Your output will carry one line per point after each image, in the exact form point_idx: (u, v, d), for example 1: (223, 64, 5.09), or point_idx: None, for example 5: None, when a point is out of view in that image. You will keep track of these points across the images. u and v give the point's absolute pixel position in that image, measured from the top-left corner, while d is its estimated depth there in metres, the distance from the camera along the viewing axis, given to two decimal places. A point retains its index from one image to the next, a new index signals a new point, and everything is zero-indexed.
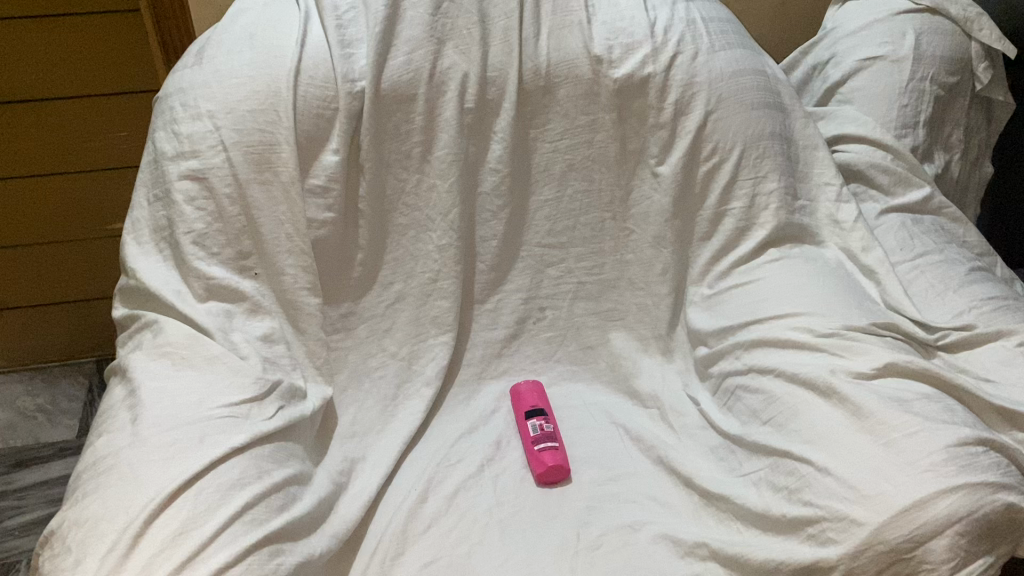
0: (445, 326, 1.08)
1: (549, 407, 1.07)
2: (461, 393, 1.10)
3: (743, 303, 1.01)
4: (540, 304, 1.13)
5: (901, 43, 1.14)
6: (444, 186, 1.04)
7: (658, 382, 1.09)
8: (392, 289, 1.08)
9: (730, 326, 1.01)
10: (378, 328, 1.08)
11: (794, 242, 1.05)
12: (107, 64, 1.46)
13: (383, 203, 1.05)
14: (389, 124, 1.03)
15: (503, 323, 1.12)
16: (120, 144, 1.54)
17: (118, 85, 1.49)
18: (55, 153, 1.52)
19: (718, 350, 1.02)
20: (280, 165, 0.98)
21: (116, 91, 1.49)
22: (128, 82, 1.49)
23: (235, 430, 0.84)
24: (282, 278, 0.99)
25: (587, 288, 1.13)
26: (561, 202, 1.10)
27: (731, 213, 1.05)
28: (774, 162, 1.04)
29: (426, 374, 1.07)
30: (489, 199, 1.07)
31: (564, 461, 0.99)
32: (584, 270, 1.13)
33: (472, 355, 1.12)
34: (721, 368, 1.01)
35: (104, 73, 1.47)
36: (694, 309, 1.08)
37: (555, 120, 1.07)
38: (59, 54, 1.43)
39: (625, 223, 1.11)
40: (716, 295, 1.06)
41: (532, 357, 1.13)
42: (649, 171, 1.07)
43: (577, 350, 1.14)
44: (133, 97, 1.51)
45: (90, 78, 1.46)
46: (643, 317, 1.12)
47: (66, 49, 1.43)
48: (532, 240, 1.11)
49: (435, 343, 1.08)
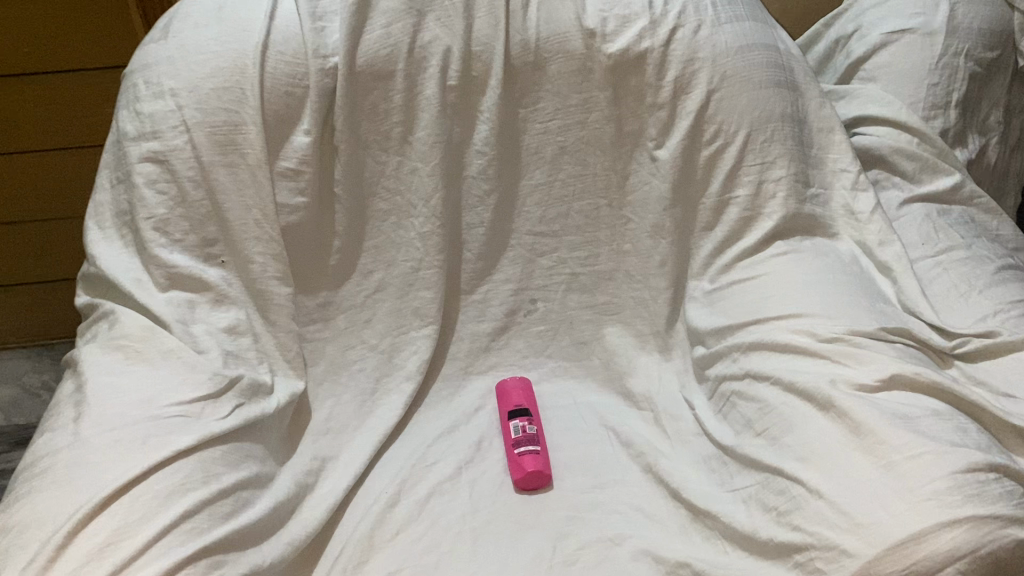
0: (427, 318, 1.02)
1: (534, 405, 1.00)
2: (445, 388, 1.04)
3: (745, 301, 0.93)
4: (531, 295, 1.06)
5: (934, 14, 1.03)
6: (425, 170, 0.98)
7: (654, 382, 1.01)
8: (372, 278, 1.03)
9: (729, 327, 0.93)
10: (357, 319, 1.03)
11: (804, 234, 0.96)
12: (84, 38, 1.36)
13: (361, 188, 0.99)
14: (366, 103, 0.96)
15: (491, 315, 1.06)
16: (102, 123, 1.45)
17: (95, 61, 1.39)
18: (35, 131, 1.43)
19: (715, 351, 0.94)
20: (246, 147, 0.92)
21: (92, 67, 1.39)
22: (106, 57, 1.39)
23: (184, 431, 0.79)
24: (250, 266, 0.94)
25: (581, 279, 1.06)
26: (553, 188, 1.03)
27: (736, 201, 0.96)
28: (783, 147, 0.95)
29: (407, 369, 1.02)
30: (476, 183, 1.01)
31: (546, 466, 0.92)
32: (578, 261, 1.05)
33: (458, 349, 1.06)
34: (717, 371, 0.93)
35: (80, 47, 1.37)
36: (693, 305, 0.99)
37: (546, 99, 0.99)
38: (31, 28, 1.33)
39: (622, 210, 1.03)
40: (716, 290, 0.97)
41: (522, 351, 1.07)
42: (647, 155, 0.99)
43: (571, 346, 1.07)
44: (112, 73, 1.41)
45: (65, 54, 1.36)
46: (640, 312, 1.04)
47: (38, 23, 1.33)
48: (523, 227, 1.04)
49: (417, 336, 1.03)
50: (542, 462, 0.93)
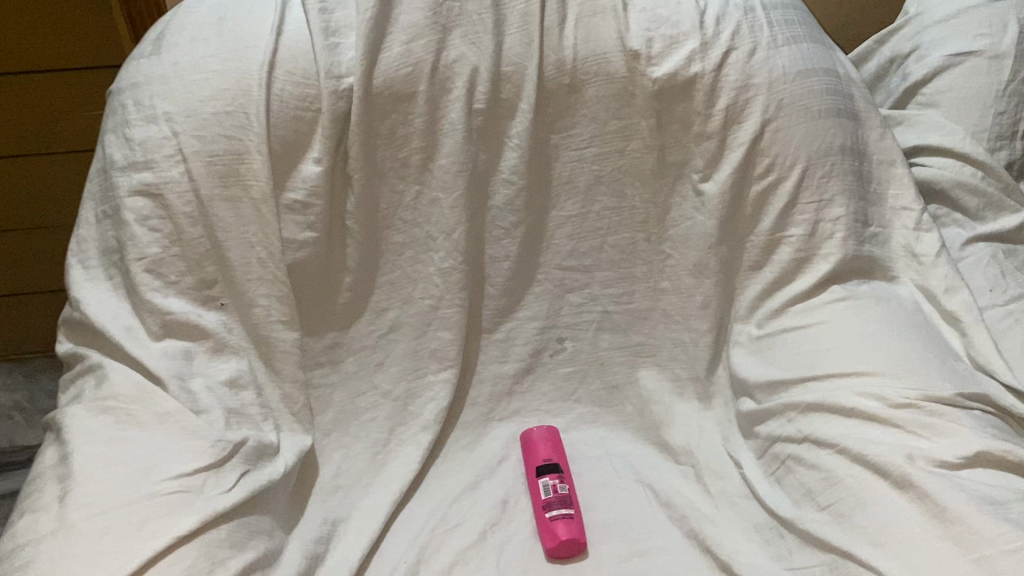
0: (446, 361, 0.93)
1: (564, 462, 0.92)
2: (464, 437, 0.96)
3: (800, 353, 0.85)
4: (558, 334, 0.97)
5: (1003, 36, 0.95)
6: (448, 201, 0.88)
7: (694, 433, 0.93)
8: (385, 317, 0.93)
9: (783, 381, 0.84)
10: (368, 363, 0.94)
11: (862, 277, 0.88)
12: (64, 35, 1.25)
13: (375, 220, 0.90)
14: (384, 127, 0.86)
15: (514, 356, 0.97)
16: (83, 129, 1.34)
17: (76, 61, 1.28)
18: (9, 136, 1.32)
19: (766, 407, 0.85)
20: (250, 178, 0.82)
21: (73, 67, 1.28)
22: (88, 57, 1.28)
23: (185, 511, 0.69)
24: (253, 310, 0.84)
25: (613, 318, 0.97)
26: (585, 220, 0.93)
27: (789, 240, 0.88)
28: (842, 183, 0.86)
29: (424, 418, 0.93)
30: (502, 215, 0.92)
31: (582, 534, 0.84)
32: (611, 298, 0.96)
33: (478, 393, 0.97)
34: (769, 429, 0.85)
35: (60, 45, 1.26)
36: (738, 352, 0.91)
37: (582, 124, 0.90)
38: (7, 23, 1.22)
39: (660, 245, 0.94)
40: (764, 337, 0.89)
41: (548, 396, 0.98)
42: (691, 187, 0.90)
43: (601, 390, 0.98)
44: (95, 74, 1.30)
45: (42, 52, 1.25)
46: (677, 355, 0.96)
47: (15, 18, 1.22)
48: (552, 262, 0.95)
49: (435, 380, 0.94)
50: (577, 528, 0.84)
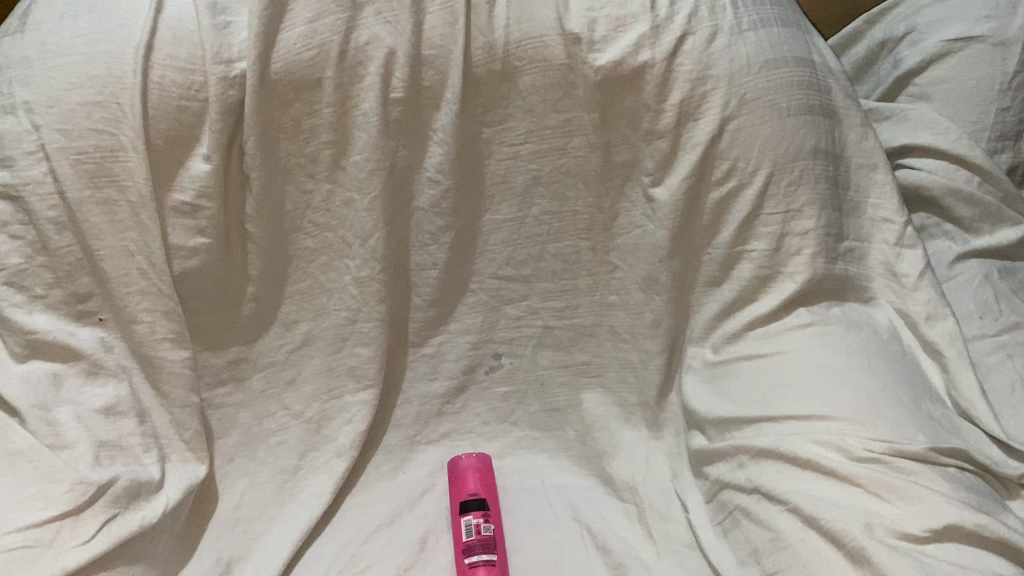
0: (365, 380, 0.84)
1: (495, 497, 0.82)
2: (386, 463, 0.86)
3: (756, 387, 0.74)
4: (494, 350, 0.87)
5: (1010, 19, 0.83)
6: (362, 203, 0.78)
7: (639, 467, 0.83)
8: (297, 330, 0.83)
9: (735, 419, 0.74)
10: (278, 380, 0.84)
11: (833, 298, 0.77)
12: None
13: (281, 223, 0.79)
14: (287, 118, 0.75)
15: (445, 373, 0.87)
16: None
17: None
18: None
19: (715, 446, 0.75)
20: (126, 179, 0.72)
21: None
22: None
23: (26, 571, 0.60)
24: (135, 327, 0.74)
25: (555, 334, 0.86)
26: (523, 225, 0.83)
27: (750, 256, 0.77)
28: (813, 192, 0.75)
29: (339, 443, 0.83)
30: (428, 218, 0.80)
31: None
32: (552, 312, 0.86)
33: (404, 414, 0.87)
34: (719, 472, 0.75)
35: None
36: (691, 378, 0.81)
37: (516, 117, 0.78)
38: None
39: (607, 254, 0.83)
40: (720, 365, 0.78)
41: (482, 417, 0.88)
42: (641, 192, 0.79)
43: (540, 412, 0.88)
44: None
45: None
46: (625, 378, 0.86)
47: None
48: (485, 270, 0.84)
49: (353, 401, 0.84)
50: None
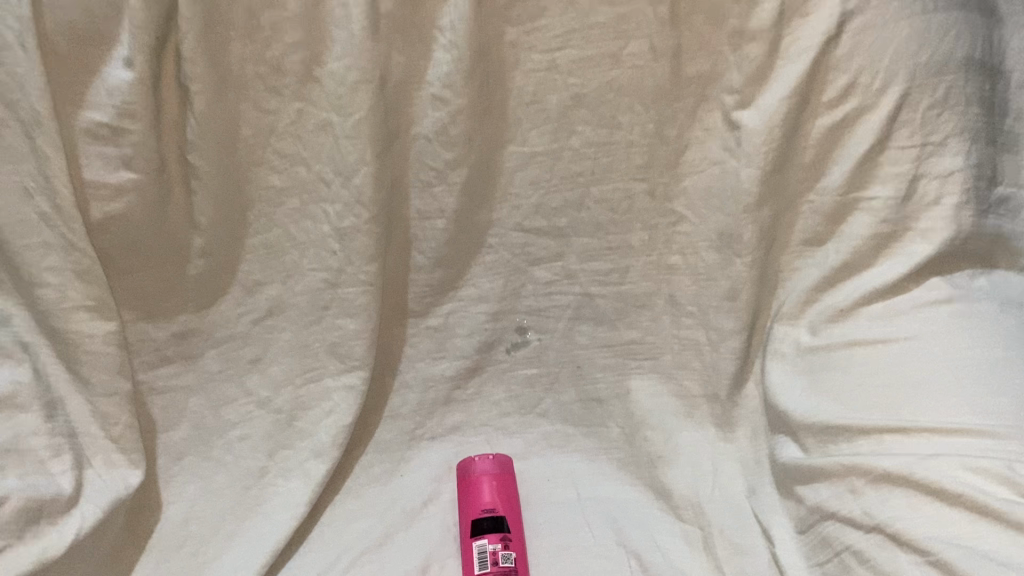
0: (351, 360, 0.65)
1: (516, 512, 0.63)
2: (379, 465, 0.68)
3: (874, 386, 0.55)
4: (517, 322, 0.68)
5: None
6: (346, 127, 0.58)
7: (703, 477, 0.64)
8: (262, 296, 0.64)
9: (840, 425, 0.55)
10: (238, 359, 0.65)
11: (977, 264, 0.57)
12: None
13: (235, 153, 0.59)
14: (239, 10, 0.55)
15: (454, 351, 0.68)
16: None
17: None
18: None
19: (814, 463, 0.56)
20: (12, 89, 0.51)
21: None
22: None
23: None
24: (39, 292, 0.55)
25: (597, 304, 0.67)
26: (558, 161, 0.62)
27: (870, 205, 0.57)
28: (963, 118, 0.54)
29: (316, 441, 0.65)
30: (434, 149, 0.61)
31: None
32: (594, 276, 0.66)
33: (401, 402, 0.69)
34: (818, 497, 0.56)
35: None
36: (779, 368, 0.61)
37: (552, 11, 0.57)
38: None
39: (670, 201, 0.62)
40: (820, 353, 0.59)
41: (501, 407, 0.70)
42: (722, 115, 0.59)
43: (575, 403, 0.69)
44: None
45: None
46: (687, 362, 0.66)
47: None
48: (508, 220, 0.64)
49: (335, 387, 0.65)
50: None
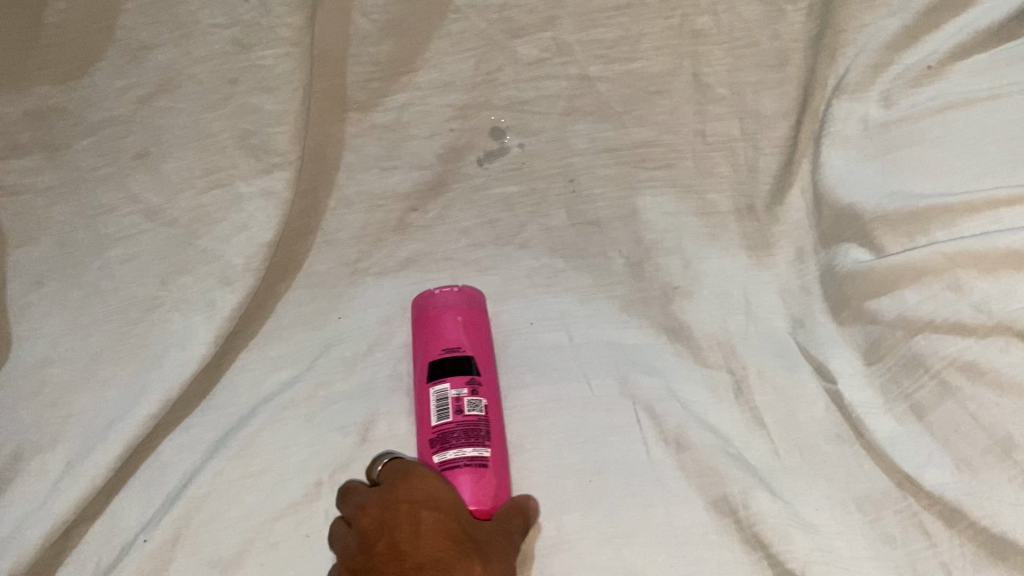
0: (272, 155, 0.49)
1: (488, 350, 0.48)
2: (310, 303, 0.52)
3: (986, 156, 0.41)
4: (493, 122, 0.53)
5: None
6: None
7: (732, 312, 0.49)
8: (150, 62, 0.47)
9: (941, 207, 0.40)
10: (118, 153, 0.48)
11: None
12: None
13: None
14: None
15: (411, 158, 0.53)
16: None
17: None
18: None
19: (895, 263, 0.41)
20: None
21: None
22: None
23: None
24: None
25: (598, 93, 0.51)
26: None
27: None
28: None
29: (225, 265, 0.49)
30: None
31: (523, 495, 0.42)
32: (597, 52, 0.50)
33: (340, 225, 0.53)
34: (898, 307, 0.41)
35: None
36: (843, 156, 0.46)
37: None
38: None
39: None
40: (901, 124, 0.44)
41: (470, 236, 0.55)
42: None
43: (566, 230, 0.54)
44: None
45: None
46: (712, 167, 0.51)
47: None
48: None
49: (248, 196, 0.49)
50: (494, 491, 0.42)
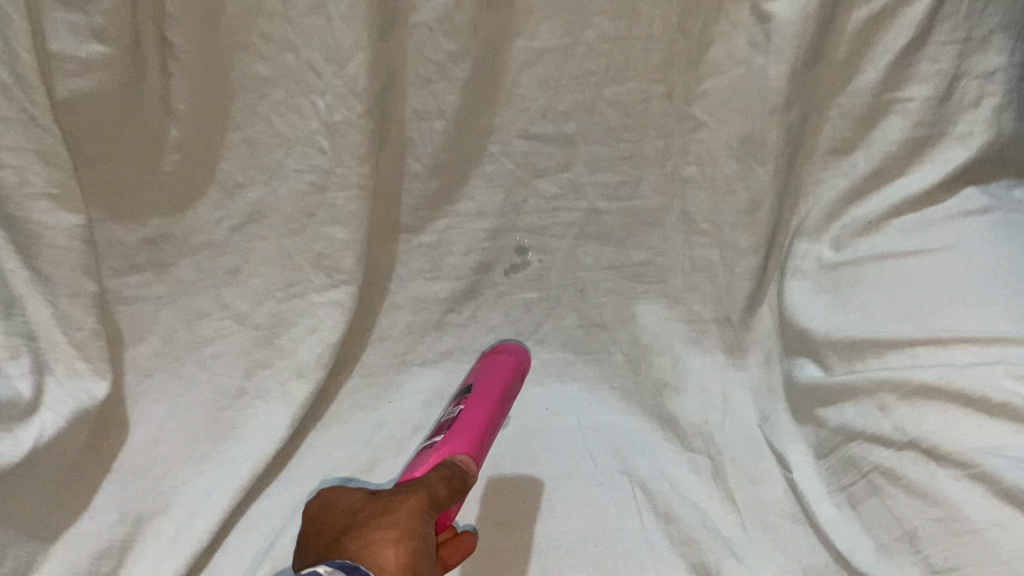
0: (339, 272, 0.60)
1: (495, 380, 0.60)
2: (367, 389, 0.65)
3: (910, 299, 0.51)
4: (517, 242, 0.64)
5: None
6: (337, 6, 0.52)
7: (711, 405, 0.61)
8: (242, 199, 0.58)
9: (873, 342, 0.51)
10: (214, 270, 0.60)
11: (1012, 175, 0.54)
12: None
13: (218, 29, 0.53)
14: None
15: (448, 271, 0.64)
16: None
17: None
18: None
19: (838, 382, 0.52)
20: None
21: None
22: None
23: None
24: None
25: (604, 222, 0.62)
26: (570, 57, 0.56)
27: (905, 108, 0.53)
28: (1012, 13, 0.50)
29: (300, 361, 0.61)
30: (431, 40, 0.54)
31: (460, 459, 0.52)
32: (603, 191, 0.61)
33: (390, 323, 0.65)
34: (841, 417, 0.52)
35: None
36: (802, 287, 0.57)
37: None
38: None
39: (690, 106, 0.57)
40: (847, 266, 0.55)
41: (498, 332, 0.66)
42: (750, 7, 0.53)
43: (576, 330, 0.66)
44: None
45: None
46: (697, 283, 0.62)
47: None
48: (512, 127, 0.59)
49: (320, 303, 0.61)
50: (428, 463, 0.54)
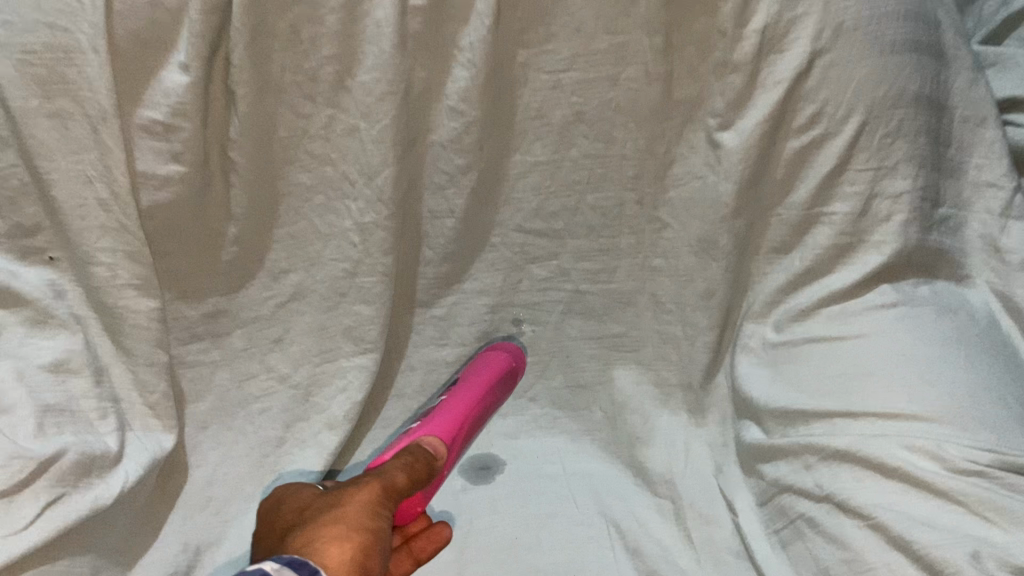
0: (364, 343, 0.71)
1: (474, 381, 0.73)
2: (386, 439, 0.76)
3: (831, 375, 0.63)
4: (514, 315, 0.76)
5: None
6: (369, 132, 0.64)
7: (676, 457, 0.72)
8: (286, 282, 0.70)
9: (801, 411, 0.63)
10: (261, 339, 0.72)
11: (923, 274, 0.66)
12: None
13: (272, 148, 0.65)
14: (281, 22, 0.60)
15: (456, 339, 0.76)
16: None
17: None
18: None
19: (774, 443, 0.64)
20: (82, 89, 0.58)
21: None
22: None
23: None
24: (92, 269, 0.62)
25: (587, 300, 0.75)
26: (558, 169, 0.69)
27: (831, 219, 0.65)
28: (912, 146, 0.62)
29: (331, 415, 0.72)
30: (445, 156, 0.67)
31: (427, 442, 0.65)
32: (586, 275, 0.74)
33: (406, 383, 0.76)
34: (778, 473, 0.64)
35: None
36: (749, 362, 0.69)
37: (560, 36, 0.64)
38: None
39: (656, 210, 0.70)
40: (785, 347, 0.67)
41: None
42: (704, 135, 0.66)
43: (563, 389, 0.77)
44: None
45: None
46: (664, 354, 0.74)
47: None
48: (511, 222, 0.71)
49: (349, 366, 0.72)
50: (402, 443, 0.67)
